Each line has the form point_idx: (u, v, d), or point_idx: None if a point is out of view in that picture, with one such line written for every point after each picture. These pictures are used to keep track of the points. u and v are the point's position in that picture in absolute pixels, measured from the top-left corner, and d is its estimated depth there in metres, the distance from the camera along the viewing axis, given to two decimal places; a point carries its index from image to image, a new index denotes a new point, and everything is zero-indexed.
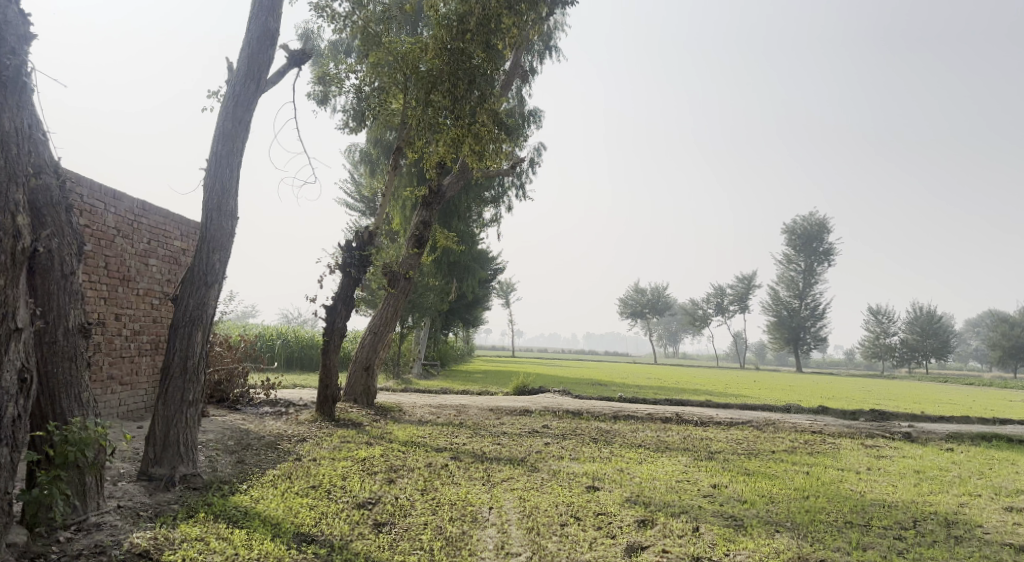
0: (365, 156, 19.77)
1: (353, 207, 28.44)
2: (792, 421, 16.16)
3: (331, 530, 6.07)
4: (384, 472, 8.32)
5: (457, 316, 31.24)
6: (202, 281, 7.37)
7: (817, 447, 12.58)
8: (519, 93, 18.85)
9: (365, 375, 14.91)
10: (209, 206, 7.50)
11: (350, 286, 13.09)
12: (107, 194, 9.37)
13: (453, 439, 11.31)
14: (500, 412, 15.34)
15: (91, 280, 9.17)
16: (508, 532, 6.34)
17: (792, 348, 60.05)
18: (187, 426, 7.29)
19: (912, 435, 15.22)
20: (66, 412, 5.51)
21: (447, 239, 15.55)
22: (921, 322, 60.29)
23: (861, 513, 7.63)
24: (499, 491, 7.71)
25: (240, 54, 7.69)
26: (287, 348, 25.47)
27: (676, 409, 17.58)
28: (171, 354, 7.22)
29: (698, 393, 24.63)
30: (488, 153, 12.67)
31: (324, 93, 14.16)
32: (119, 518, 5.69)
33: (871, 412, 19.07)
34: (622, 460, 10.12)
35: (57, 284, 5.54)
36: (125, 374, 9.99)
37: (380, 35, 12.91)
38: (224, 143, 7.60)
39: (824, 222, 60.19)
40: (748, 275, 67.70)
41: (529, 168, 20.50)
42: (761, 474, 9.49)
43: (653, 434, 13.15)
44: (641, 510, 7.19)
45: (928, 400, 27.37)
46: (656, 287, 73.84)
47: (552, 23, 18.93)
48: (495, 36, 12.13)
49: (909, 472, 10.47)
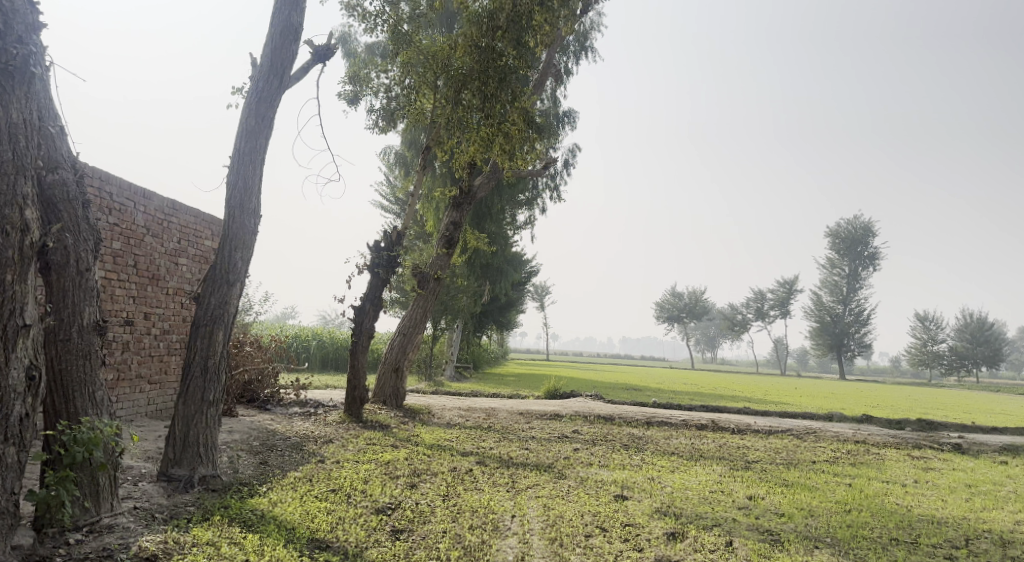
0: (399, 157, 19.70)
1: (387, 209, 28.54)
2: (835, 430, 15.50)
3: (347, 536, 5.88)
4: (406, 476, 8.12)
5: (490, 318, 31.09)
6: (224, 279, 7.29)
7: (861, 458, 11.99)
8: (552, 94, 18.56)
9: (394, 377, 14.75)
10: (232, 204, 7.41)
11: (379, 287, 12.98)
12: (137, 193, 9.40)
13: (480, 443, 11.08)
14: (530, 416, 15.07)
15: (119, 278, 9.18)
16: (529, 542, 6.08)
17: (835, 354, 58.42)
18: (207, 427, 7.18)
19: (962, 447, 14.46)
20: (80, 411, 5.44)
21: (477, 240, 15.32)
22: (971, 329, 58.01)
23: (908, 529, 7.15)
24: (524, 498, 7.45)
25: (264, 49, 7.62)
26: (322, 349, 25.66)
27: (712, 416, 17.04)
28: (192, 353, 7.13)
29: (736, 400, 23.97)
30: (519, 153, 12.32)
31: (355, 93, 14.08)
32: (132, 519, 5.59)
33: (919, 421, 18.21)
34: (654, 468, 9.77)
35: (72, 281, 5.49)
36: (154, 373, 10.01)
37: (410, 34, 12.66)
38: (247, 139, 7.51)
39: (869, 225, 58.25)
40: (789, 279, 66.11)
41: (562, 170, 20.22)
42: (800, 486, 9.04)
43: (687, 442, 12.72)
44: (672, 522, 6.83)
45: (981, 410, 26.06)
46: (694, 291, 72.69)
47: (587, 23, 18.62)
48: (526, 34, 11.87)
49: (961, 486, 9.87)
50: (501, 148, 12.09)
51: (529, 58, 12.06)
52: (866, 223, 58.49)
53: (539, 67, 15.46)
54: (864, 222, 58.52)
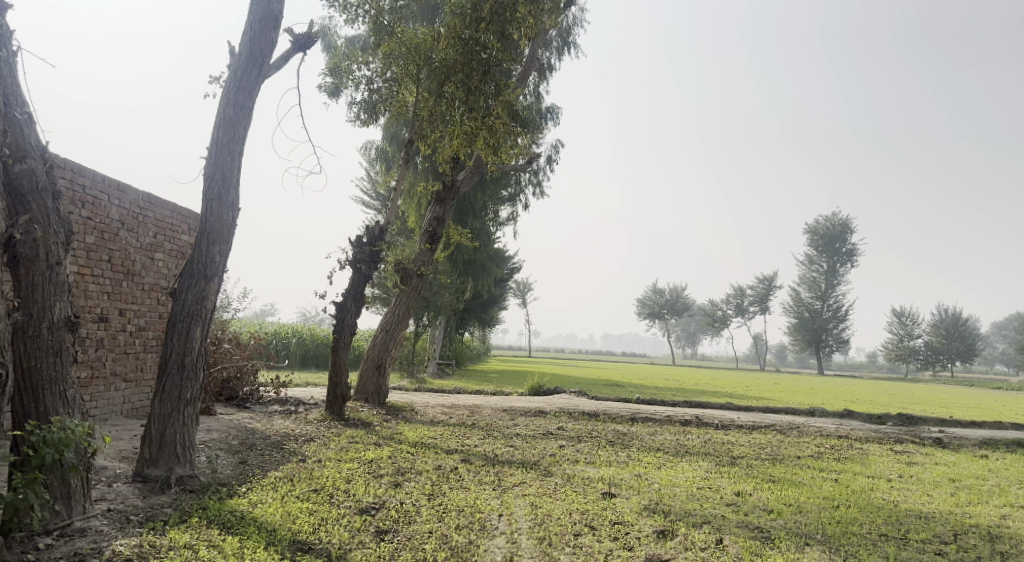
0: (381, 152, 19.46)
1: (368, 205, 28.22)
2: (817, 425, 15.57)
3: (330, 538, 5.72)
4: (390, 475, 7.96)
5: (472, 314, 30.92)
6: (201, 274, 7.07)
7: (845, 453, 12.03)
8: (535, 90, 18.43)
9: (377, 374, 14.55)
10: (210, 196, 7.19)
11: (361, 283, 12.77)
12: (111, 186, 9.11)
13: (464, 440, 10.95)
14: (514, 413, 14.95)
15: (93, 274, 8.90)
16: (517, 542, 5.95)
17: (813, 350, 59.04)
18: (184, 426, 6.97)
19: (942, 441, 14.59)
20: (49, 411, 5.20)
21: (461, 235, 15.15)
22: (946, 325, 58.94)
23: (897, 525, 7.13)
24: (510, 497, 7.33)
25: (242, 37, 7.40)
26: (302, 346, 25.32)
27: (696, 411, 17.04)
28: (169, 351, 6.90)
29: (718, 396, 24.06)
30: (503, 147, 12.18)
31: (335, 85, 13.86)
32: (106, 522, 5.38)
33: (898, 415, 18.38)
34: (640, 464, 9.69)
35: (42, 275, 5.26)
36: (129, 370, 9.75)
37: (392, 26, 12.42)
38: (225, 130, 7.30)
39: (847, 222, 58.87)
40: (769, 275, 66.66)
41: (545, 166, 20.11)
42: (787, 481, 9.02)
43: (672, 438, 12.69)
44: (660, 519, 6.75)
45: (956, 404, 26.44)
46: (675, 288, 73.04)
47: (570, 18, 18.52)
48: (510, 27, 11.73)
49: (944, 480, 9.92)
50: (485, 142, 11.94)
51: (512, 51, 11.95)
52: (844, 220, 59.10)
53: (523, 62, 15.32)
54: (842, 219, 59.12)
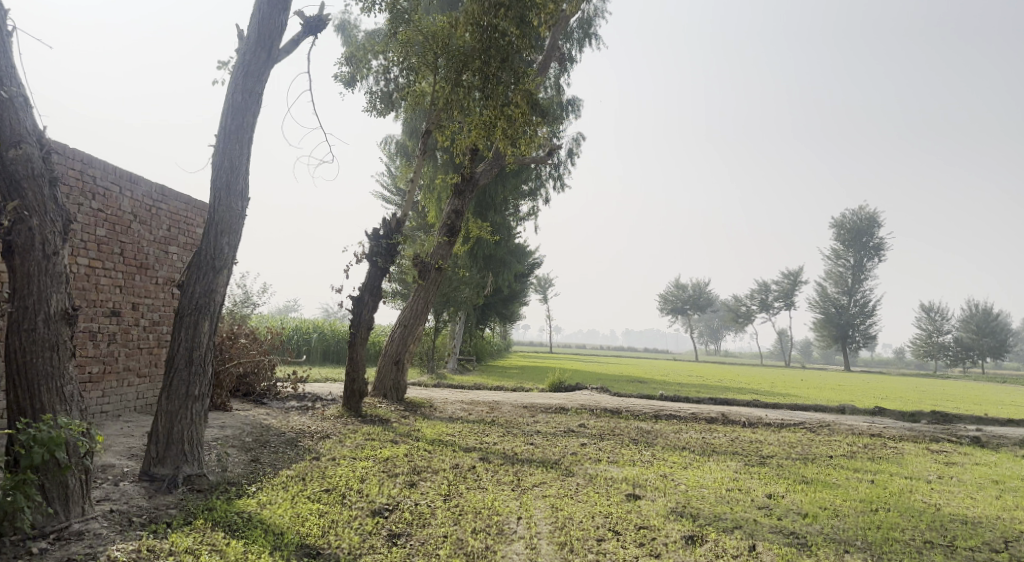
0: (401, 147, 19.27)
1: (389, 200, 28.08)
2: (849, 423, 15.03)
3: (340, 542, 5.44)
4: (405, 474, 7.67)
5: (493, 310, 30.64)
6: (209, 266, 6.83)
7: (879, 453, 11.51)
8: (556, 81, 18.03)
9: (395, 370, 14.27)
10: (218, 185, 6.95)
11: (378, 277, 12.50)
12: (123, 177, 8.94)
13: (483, 437, 10.64)
14: (534, 409, 14.63)
15: (104, 267, 8.72)
16: (537, 548, 5.63)
17: (840, 346, 57.91)
18: (192, 423, 6.73)
19: (981, 440, 13.97)
20: (46, 408, 4.98)
21: (479, 228, 14.86)
22: (977, 320, 57.36)
23: (942, 531, 6.68)
24: (530, 498, 7.01)
25: (250, 19, 7.14)
26: (322, 342, 25.24)
27: (723, 409, 16.53)
28: (176, 345, 6.67)
29: (744, 392, 23.54)
30: (523, 137, 11.92)
31: (352, 75, 13.63)
32: (106, 525, 5.16)
33: (932, 413, 17.69)
34: (666, 464, 9.31)
35: (37, 266, 5.04)
36: (143, 365, 9.59)
37: (409, 13, 12.13)
38: (234, 117, 7.05)
39: (874, 215, 57.63)
40: (794, 270, 65.48)
41: (566, 159, 19.70)
42: (821, 483, 8.57)
43: (698, 436, 12.28)
44: (688, 524, 6.36)
45: (991, 402, 25.43)
46: (698, 283, 72.15)
47: (590, 8, 18.09)
48: (530, 12, 11.19)
49: (987, 482, 9.37)
50: (503, 132, 11.74)
51: (531, 38, 11.55)
52: (871, 214, 57.79)
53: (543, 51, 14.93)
54: (870, 213, 57.85)
